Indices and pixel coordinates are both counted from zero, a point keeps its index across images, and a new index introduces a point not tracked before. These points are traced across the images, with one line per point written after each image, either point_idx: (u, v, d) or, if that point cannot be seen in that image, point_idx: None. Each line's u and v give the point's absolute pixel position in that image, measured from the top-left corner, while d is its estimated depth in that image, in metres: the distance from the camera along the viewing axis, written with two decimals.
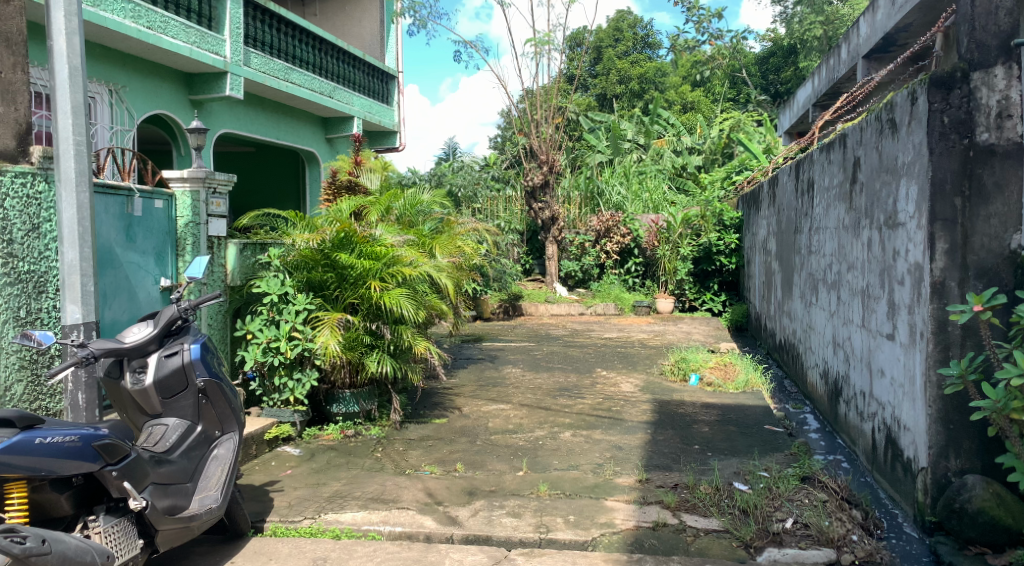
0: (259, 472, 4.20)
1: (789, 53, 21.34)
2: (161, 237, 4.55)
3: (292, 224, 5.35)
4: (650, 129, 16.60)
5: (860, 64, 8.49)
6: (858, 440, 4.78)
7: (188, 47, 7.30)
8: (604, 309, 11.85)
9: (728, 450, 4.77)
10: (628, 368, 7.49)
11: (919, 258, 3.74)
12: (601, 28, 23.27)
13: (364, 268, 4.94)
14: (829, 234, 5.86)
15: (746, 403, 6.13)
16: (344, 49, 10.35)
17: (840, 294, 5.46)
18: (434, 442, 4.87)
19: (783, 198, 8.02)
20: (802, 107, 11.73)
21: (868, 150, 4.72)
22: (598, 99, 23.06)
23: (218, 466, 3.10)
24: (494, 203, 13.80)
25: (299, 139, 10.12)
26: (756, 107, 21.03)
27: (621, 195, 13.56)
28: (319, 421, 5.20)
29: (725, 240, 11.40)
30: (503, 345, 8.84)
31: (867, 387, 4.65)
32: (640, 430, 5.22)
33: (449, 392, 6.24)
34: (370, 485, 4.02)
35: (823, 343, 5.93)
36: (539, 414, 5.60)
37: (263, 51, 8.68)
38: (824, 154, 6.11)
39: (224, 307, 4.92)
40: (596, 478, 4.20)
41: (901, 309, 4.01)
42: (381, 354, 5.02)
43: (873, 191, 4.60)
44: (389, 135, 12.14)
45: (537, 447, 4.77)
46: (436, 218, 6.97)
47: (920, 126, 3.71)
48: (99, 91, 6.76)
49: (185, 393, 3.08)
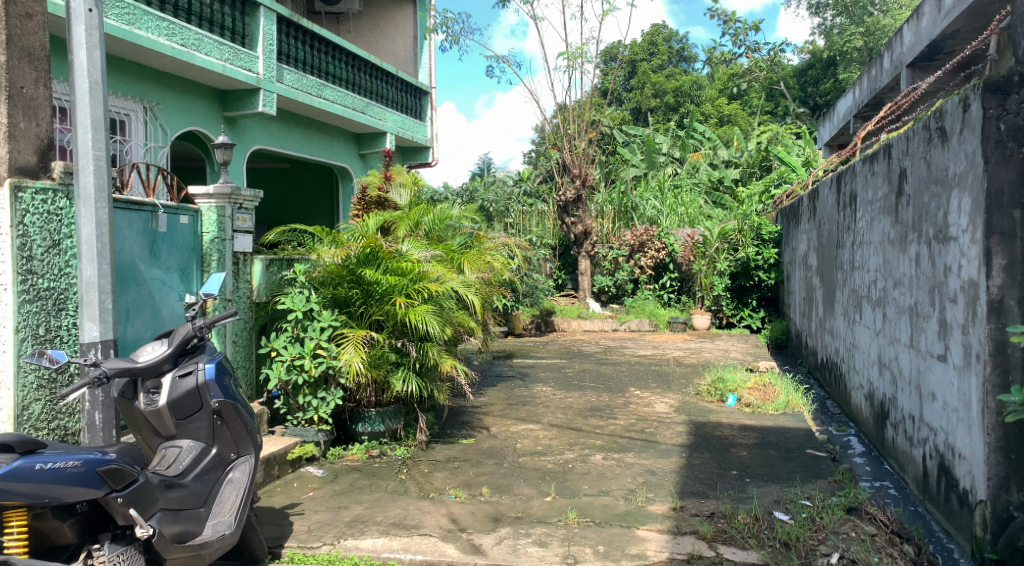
0: (281, 494, 4.11)
1: (828, 66, 20.95)
2: (186, 253, 4.53)
3: (319, 239, 5.28)
4: (685, 143, 16.38)
5: (904, 73, 8.19)
6: (908, 467, 4.51)
7: (221, 64, 7.36)
8: (638, 326, 11.64)
9: (768, 476, 4.54)
10: (662, 387, 7.27)
11: (973, 275, 3.50)
12: (635, 42, 23.16)
13: (390, 283, 4.84)
14: (873, 249, 5.61)
15: (786, 426, 5.87)
16: (377, 65, 10.39)
17: (885, 312, 5.20)
18: (460, 464, 4.73)
19: (824, 211, 7.75)
20: (842, 118, 11.42)
21: (915, 161, 4.49)
22: (632, 113, 22.89)
23: (233, 489, 3.01)
24: (527, 218, 13.69)
25: (332, 155, 10.14)
26: (794, 119, 20.67)
27: (656, 209, 13.36)
28: (345, 440, 5.08)
29: (763, 255, 11.05)
30: (534, 362, 8.68)
31: (917, 411, 4.38)
32: (674, 453, 5.01)
33: (477, 411, 6.11)
34: (393, 510, 3.89)
35: (868, 363, 5.65)
36: (570, 435, 5.43)
37: (297, 67, 8.73)
38: (867, 165, 5.86)
39: (249, 323, 4.85)
40: (628, 504, 4.01)
41: (954, 328, 3.76)
42: (407, 372, 4.90)
43: (921, 203, 4.36)
44: (422, 151, 12.14)
45: (567, 471, 4.59)
46: (466, 233, 6.87)
47: (973, 133, 3.49)
48: (134, 109, 6.83)
49: (199, 414, 3.00)
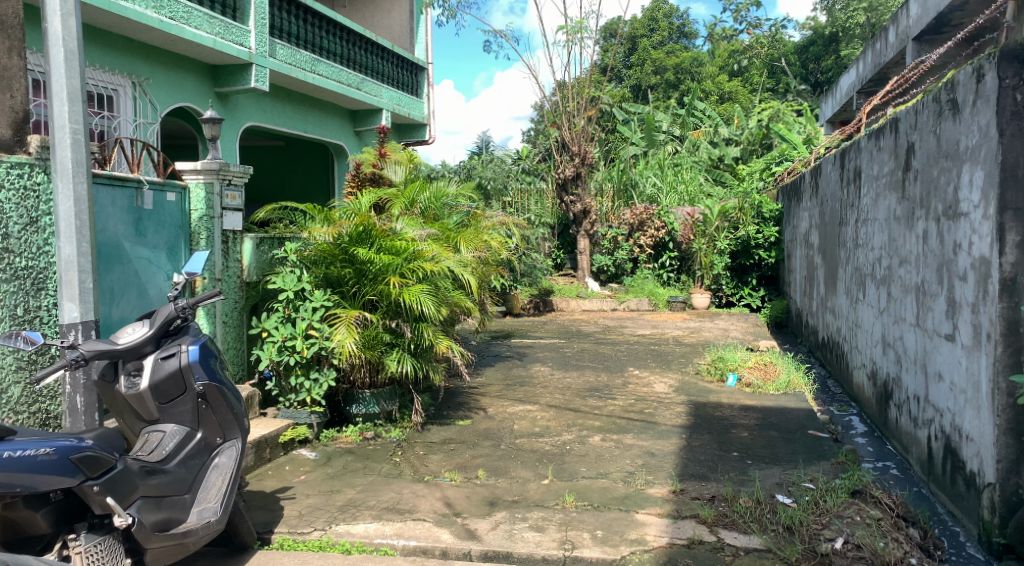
0: (272, 478, 4.02)
1: (829, 42, 20.65)
2: (173, 230, 4.40)
3: (310, 217, 5.15)
4: (685, 121, 16.17)
5: (909, 47, 7.99)
6: (911, 447, 4.43)
7: (212, 38, 7.17)
8: (638, 305, 11.54)
9: (769, 458, 4.45)
10: (661, 367, 7.17)
11: (985, 252, 3.38)
12: (635, 18, 22.82)
13: (384, 262, 4.73)
14: (878, 227, 5.48)
15: (788, 406, 5.77)
16: (372, 39, 10.18)
17: (890, 290, 5.09)
18: (456, 446, 4.64)
19: (827, 188, 7.62)
20: (845, 95, 11.23)
21: (923, 135, 4.35)
22: (632, 91, 22.58)
23: (218, 475, 2.93)
24: (525, 196, 13.54)
25: (326, 132, 9.97)
26: (795, 96, 20.45)
27: (656, 187, 13.21)
28: (339, 422, 5.00)
29: (764, 233, 11.04)
30: (532, 342, 8.58)
31: (923, 391, 4.29)
32: (674, 434, 4.92)
33: (474, 392, 6.02)
34: (387, 494, 3.80)
35: (871, 342, 5.56)
36: (568, 416, 5.34)
37: (290, 42, 8.54)
38: (872, 141, 5.72)
39: (240, 303, 4.76)
40: (627, 488, 3.92)
41: (963, 307, 3.66)
42: (402, 353, 4.79)
43: (930, 178, 4.23)
44: (418, 128, 11.96)
45: (565, 453, 4.50)
46: (462, 211, 6.73)
47: (987, 106, 3.35)
48: (122, 84, 6.67)
49: (183, 398, 2.91)
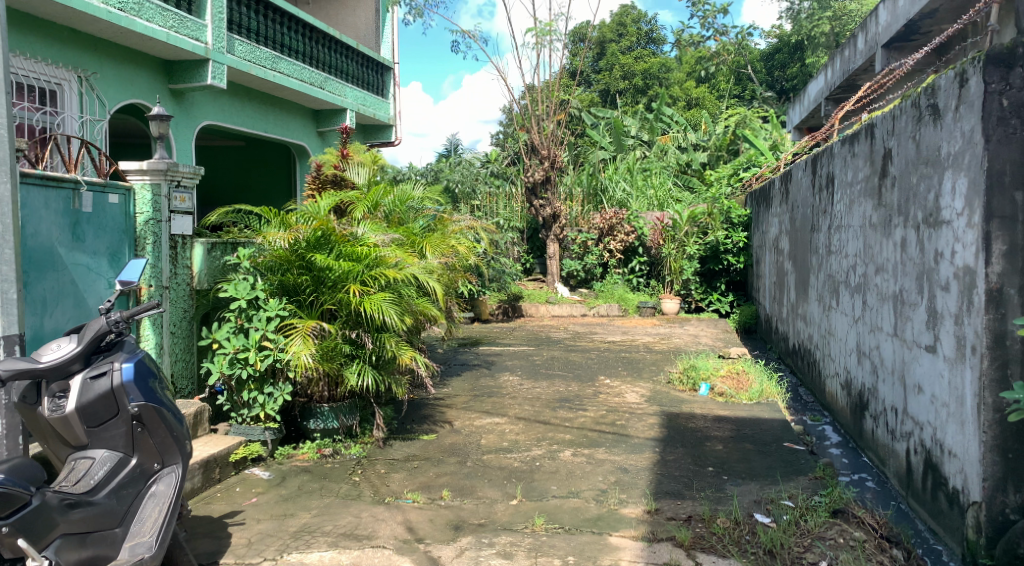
0: (220, 501, 3.74)
1: (795, 50, 21.08)
2: (116, 235, 4.10)
3: (265, 221, 4.88)
4: (653, 126, 16.13)
5: (879, 54, 7.96)
6: (888, 460, 4.31)
7: (165, 32, 6.85)
8: (607, 311, 11.39)
9: (746, 473, 4.29)
10: (632, 376, 7.01)
11: (969, 262, 3.26)
12: (604, 23, 22.81)
13: (344, 269, 4.48)
14: (853, 234, 5.39)
15: (761, 416, 5.64)
16: (336, 38, 9.90)
17: (866, 298, 4.98)
18: (420, 463, 4.41)
19: (798, 194, 7.56)
20: (813, 101, 11.24)
21: (901, 140, 4.25)
22: (600, 95, 22.51)
23: (154, 506, 2.66)
24: (493, 200, 13.32)
25: (288, 133, 9.66)
26: (762, 103, 20.60)
27: (625, 192, 13.10)
28: (296, 438, 4.74)
29: (732, 238, 10.99)
30: (501, 350, 8.36)
31: (901, 403, 4.17)
32: (647, 448, 4.74)
33: (440, 404, 5.78)
34: (344, 518, 3.55)
35: (845, 351, 5.46)
36: (537, 429, 5.13)
37: (249, 38, 8.22)
38: (846, 146, 5.63)
39: (190, 312, 4.48)
40: (600, 508, 3.73)
41: (945, 318, 3.54)
42: (362, 365, 4.55)
43: (909, 185, 4.12)
44: (384, 129, 11.68)
45: (534, 470, 4.29)
46: (428, 215, 6.49)
47: (971, 110, 3.25)
48: (67, 78, 6.30)
49: (115, 421, 2.62)
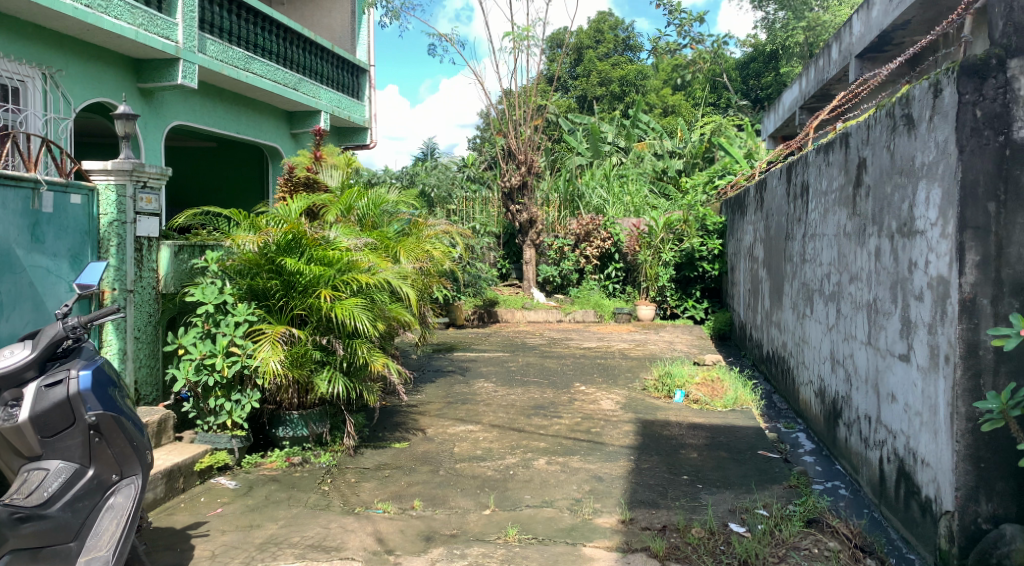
0: (184, 511, 3.63)
1: (769, 60, 21.28)
2: (77, 237, 3.97)
3: (235, 223, 4.78)
4: (630, 133, 16.19)
5: (852, 64, 8.04)
6: (861, 468, 4.32)
7: (134, 29, 6.71)
8: (583, 317, 11.37)
9: (720, 482, 4.27)
10: (608, 382, 6.98)
11: (943, 271, 3.27)
12: (582, 30, 22.91)
13: (315, 274, 4.39)
14: (827, 242, 5.41)
15: (736, 424, 5.64)
16: (311, 39, 9.79)
17: (839, 307, 5.00)
18: (391, 472, 4.33)
19: (772, 202, 7.61)
20: (787, 110, 11.35)
21: (875, 150, 4.27)
22: (578, 101, 22.57)
23: (112, 519, 2.54)
24: (470, 205, 13.27)
25: (261, 134, 9.52)
26: (736, 111, 20.81)
27: (602, 198, 13.12)
28: (264, 446, 4.63)
29: (707, 245, 11.10)
30: (476, 355, 8.30)
31: (874, 411, 4.18)
32: (622, 456, 4.71)
33: (413, 411, 5.70)
34: (312, 529, 3.46)
35: (819, 359, 5.48)
36: (512, 436, 5.08)
37: (221, 38, 8.09)
38: (820, 155, 5.67)
39: (155, 317, 4.35)
40: (574, 518, 3.68)
41: (919, 327, 3.54)
42: (333, 372, 4.46)
43: (883, 194, 4.14)
44: (360, 131, 11.56)
45: (508, 478, 4.23)
46: (403, 219, 6.42)
47: (945, 121, 3.26)
48: (31, 75, 6.11)
49: (72, 430, 2.50)
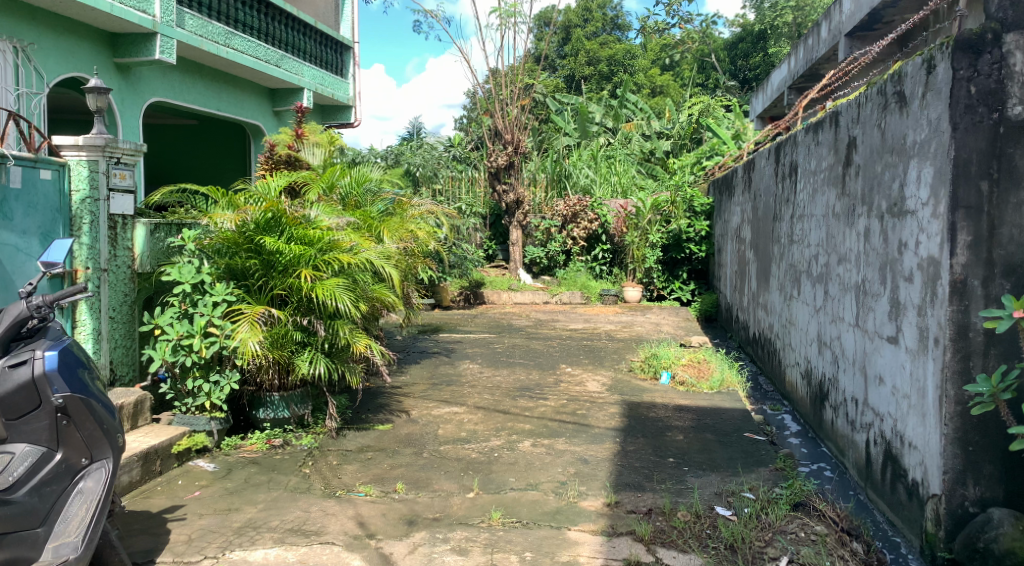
0: (160, 495, 3.54)
1: (758, 40, 21.15)
2: (48, 214, 3.85)
3: (212, 201, 4.66)
4: (618, 113, 16.07)
5: (842, 42, 7.96)
6: (847, 450, 4.30)
7: (109, 3, 6.51)
8: (570, 298, 11.31)
9: (707, 464, 4.24)
10: (594, 364, 6.93)
11: (934, 252, 3.22)
12: (570, 8, 22.66)
13: (295, 253, 4.29)
14: (815, 223, 5.36)
15: (722, 406, 5.61)
16: (293, 14, 9.59)
17: (827, 288, 4.97)
18: (374, 454, 4.26)
19: (760, 183, 7.55)
20: (775, 90, 11.27)
21: (866, 129, 4.21)
22: (565, 81, 22.35)
23: (82, 504, 2.43)
24: (456, 185, 13.12)
25: (242, 111, 9.33)
26: (725, 92, 20.73)
27: (589, 178, 13.02)
28: (245, 428, 4.55)
29: (695, 227, 10.94)
30: (461, 337, 8.23)
31: (861, 393, 4.15)
32: (608, 438, 4.66)
33: (397, 392, 5.63)
34: (292, 513, 3.39)
35: (806, 341, 5.45)
36: (497, 418, 5.02)
37: (200, 12, 7.88)
38: (809, 135, 5.61)
39: (131, 297, 4.25)
40: (559, 501, 3.63)
41: (908, 309, 3.50)
42: (314, 353, 4.38)
43: (873, 174, 4.09)
44: (343, 110, 11.38)
45: (492, 461, 4.18)
46: (387, 198, 6.30)
47: (938, 98, 3.19)
48: (3, 49, 5.91)
49: (38, 413, 2.39)
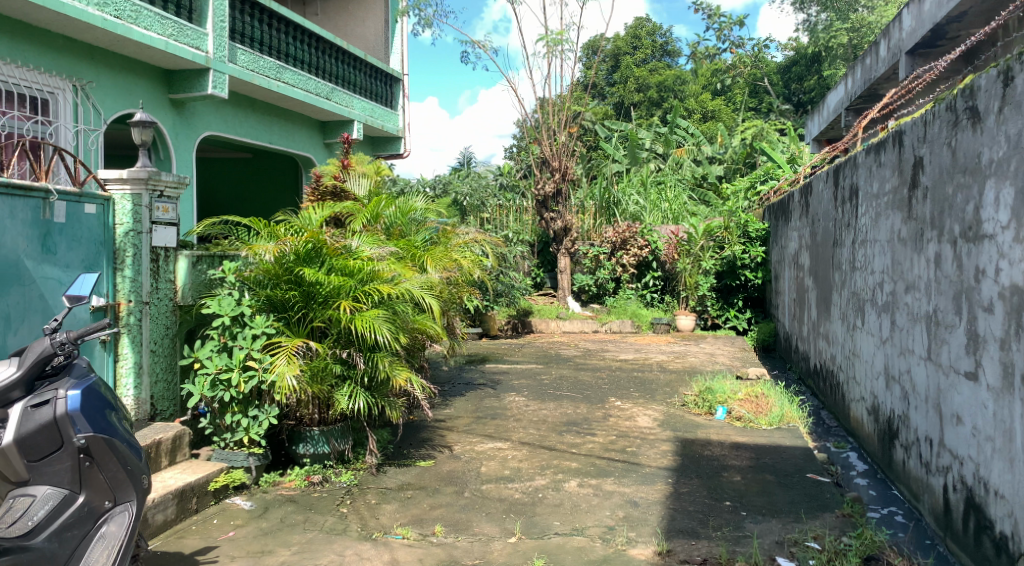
0: (194, 535, 3.45)
1: (812, 62, 20.70)
2: (92, 247, 3.85)
3: (254, 233, 4.64)
4: (668, 138, 15.84)
5: (903, 61, 7.62)
6: (922, 495, 3.96)
7: (163, 40, 6.66)
8: (620, 327, 11.05)
9: (766, 509, 3.95)
10: (645, 397, 6.66)
11: (1018, 280, 2.93)
12: (618, 36, 22.63)
13: (335, 284, 4.23)
14: (878, 249, 5.06)
15: (782, 443, 5.28)
16: (343, 48, 9.73)
17: (894, 318, 4.64)
18: (414, 493, 4.10)
19: (818, 207, 7.23)
20: (832, 112, 10.91)
21: (934, 148, 3.94)
22: (614, 108, 22.21)
23: (103, 550, 2.34)
24: (503, 213, 13.06)
25: (293, 144, 9.47)
26: (779, 115, 20.29)
27: (639, 204, 12.80)
28: (285, 464, 4.46)
29: (750, 253, 10.63)
30: (508, 368, 8.06)
31: (937, 434, 3.81)
32: (660, 479, 4.41)
33: (440, 426, 5.49)
34: (325, 557, 3.24)
35: (871, 374, 5.11)
36: (542, 455, 4.82)
37: (252, 47, 8.03)
38: (870, 156, 5.32)
39: (172, 330, 4.22)
40: (606, 548, 3.40)
41: (989, 342, 3.20)
42: (354, 387, 4.28)
43: (943, 196, 3.80)
44: (393, 141, 11.46)
45: (536, 502, 3.98)
46: (431, 227, 6.21)
47: (1018, 112, 2.93)
48: (63, 87, 6.11)
49: (60, 454, 2.31)
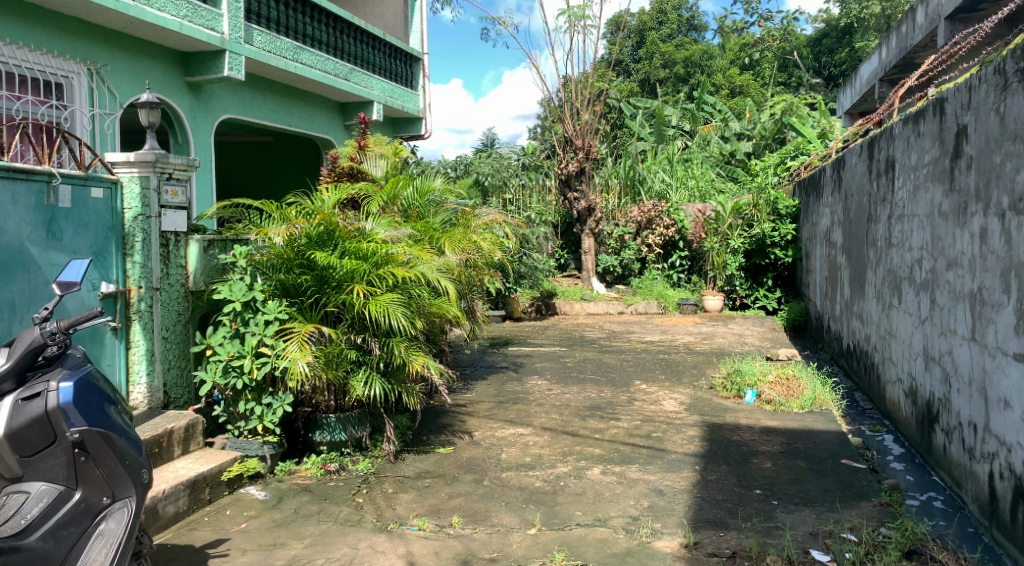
0: (206, 527, 3.37)
1: (843, 34, 20.18)
2: (100, 232, 3.77)
3: (267, 217, 4.54)
4: (695, 115, 15.49)
5: (942, 27, 7.24)
6: (965, 482, 3.75)
7: (177, 21, 6.55)
8: (646, 308, 10.84)
9: (799, 498, 3.77)
10: (671, 381, 6.47)
11: None
12: (643, 11, 22.15)
13: (348, 268, 4.12)
14: (917, 223, 4.81)
15: (815, 428, 5.08)
16: (362, 27, 9.57)
17: (934, 295, 4.41)
18: (432, 482, 3.99)
19: (851, 181, 6.94)
20: (864, 83, 10.49)
21: (980, 115, 3.69)
22: (639, 85, 21.78)
23: (102, 548, 2.26)
24: (526, 194, 12.90)
25: (313, 126, 9.36)
26: (809, 89, 19.80)
27: (665, 183, 12.60)
28: (301, 451, 4.37)
29: (780, 230, 10.37)
30: (531, 351, 7.91)
31: (982, 419, 3.59)
32: (687, 466, 4.25)
33: (461, 411, 5.37)
34: (338, 551, 3.14)
35: (909, 355, 4.88)
36: (564, 442, 4.68)
37: (269, 28, 7.91)
38: (907, 126, 5.06)
39: (185, 316, 4.14)
40: (630, 540, 3.26)
41: None
42: (370, 373, 4.17)
43: (990, 165, 3.55)
44: (414, 122, 11.29)
45: (558, 491, 3.84)
46: (450, 208, 6.04)
47: None
48: (77, 71, 6.02)
49: (53, 449, 2.23)
